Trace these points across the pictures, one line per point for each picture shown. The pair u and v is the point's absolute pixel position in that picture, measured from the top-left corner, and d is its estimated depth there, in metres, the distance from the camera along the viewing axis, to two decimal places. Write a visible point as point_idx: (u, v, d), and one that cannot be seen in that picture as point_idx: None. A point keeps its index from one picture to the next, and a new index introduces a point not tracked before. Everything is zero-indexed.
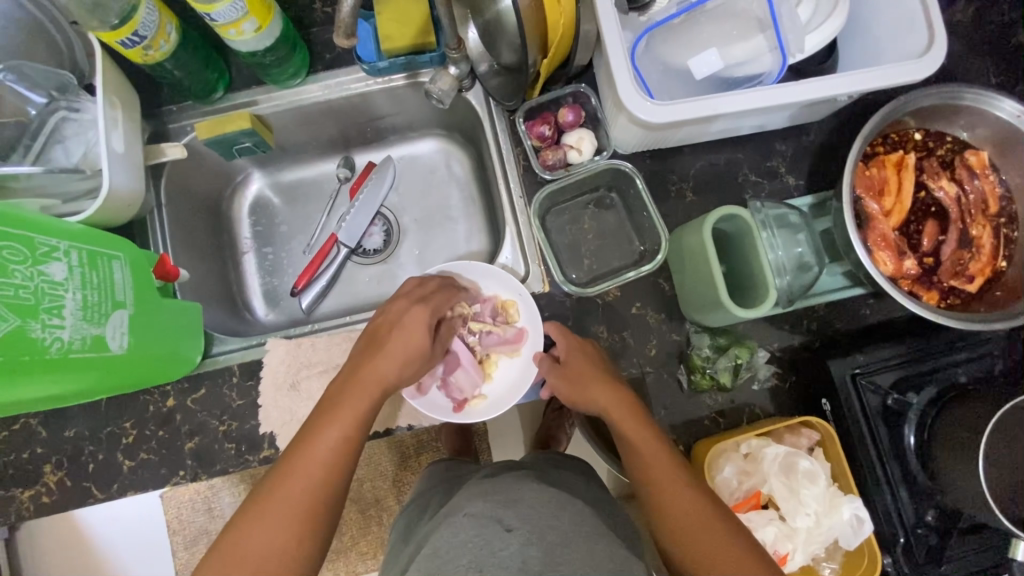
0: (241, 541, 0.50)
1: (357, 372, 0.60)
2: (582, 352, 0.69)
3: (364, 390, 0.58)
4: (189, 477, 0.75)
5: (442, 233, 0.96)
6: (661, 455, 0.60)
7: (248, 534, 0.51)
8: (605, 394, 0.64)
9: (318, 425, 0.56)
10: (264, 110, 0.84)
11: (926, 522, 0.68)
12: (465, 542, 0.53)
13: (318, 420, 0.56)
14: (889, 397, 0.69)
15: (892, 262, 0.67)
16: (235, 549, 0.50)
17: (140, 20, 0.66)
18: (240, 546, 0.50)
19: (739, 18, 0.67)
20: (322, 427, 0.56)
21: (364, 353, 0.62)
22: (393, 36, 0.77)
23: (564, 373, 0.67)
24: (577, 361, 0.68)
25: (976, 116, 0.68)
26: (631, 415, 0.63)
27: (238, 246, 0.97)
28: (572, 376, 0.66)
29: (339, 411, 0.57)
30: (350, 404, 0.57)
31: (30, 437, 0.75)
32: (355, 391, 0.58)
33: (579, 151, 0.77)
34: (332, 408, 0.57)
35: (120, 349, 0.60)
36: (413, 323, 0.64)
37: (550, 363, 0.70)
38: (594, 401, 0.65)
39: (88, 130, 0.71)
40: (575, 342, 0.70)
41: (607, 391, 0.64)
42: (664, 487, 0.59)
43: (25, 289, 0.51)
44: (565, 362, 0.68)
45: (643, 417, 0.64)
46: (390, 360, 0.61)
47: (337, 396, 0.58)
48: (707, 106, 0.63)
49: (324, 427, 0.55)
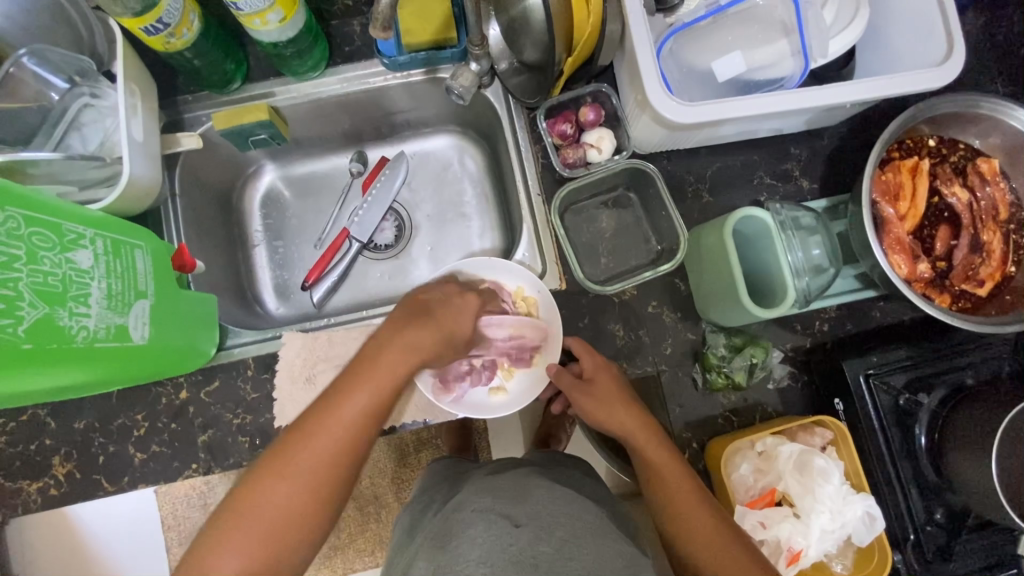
0: (263, 492, 0.49)
1: (397, 334, 0.57)
2: (608, 373, 0.69)
3: (398, 356, 0.55)
4: (201, 470, 0.74)
5: (455, 228, 0.96)
6: (682, 485, 0.61)
7: (270, 486, 0.49)
8: (629, 417, 0.65)
9: (350, 381, 0.54)
10: (281, 101, 0.84)
11: (935, 520, 0.69)
12: (476, 537, 0.53)
13: (345, 382, 0.53)
14: (901, 397, 0.71)
15: (906, 265, 0.70)
16: (257, 492, 0.49)
17: (165, 7, 0.65)
18: (256, 495, 0.49)
19: (764, 23, 0.69)
20: (353, 388, 0.53)
21: (409, 314, 0.60)
22: (414, 31, 0.77)
23: (590, 391, 0.68)
24: (603, 381, 0.68)
25: (989, 124, 0.70)
26: (655, 439, 0.64)
27: (248, 238, 0.96)
28: (598, 393, 0.67)
29: (375, 369, 0.54)
30: (383, 370, 0.54)
31: (39, 428, 0.74)
32: (393, 355, 0.55)
33: (600, 149, 0.78)
34: (368, 362, 0.55)
35: (142, 339, 0.60)
36: (464, 308, 0.65)
37: (571, 378, 0.70)
38: (617, 424, 0.65)
39: (107, 117, 0.70)
40: (598, 361, 0.71)
41: (631, 414, 0.65)
42: (684, 515, 0.59)
43: (54, 275, 0.51)
44: (590, 380, 0.69)
45: (665, 440, 0.64)
46: (436, 331, 0.59)
47: (374, 353, 0.56)
48: (733, 107, 0.64)
49: (358, 387, 0.53)
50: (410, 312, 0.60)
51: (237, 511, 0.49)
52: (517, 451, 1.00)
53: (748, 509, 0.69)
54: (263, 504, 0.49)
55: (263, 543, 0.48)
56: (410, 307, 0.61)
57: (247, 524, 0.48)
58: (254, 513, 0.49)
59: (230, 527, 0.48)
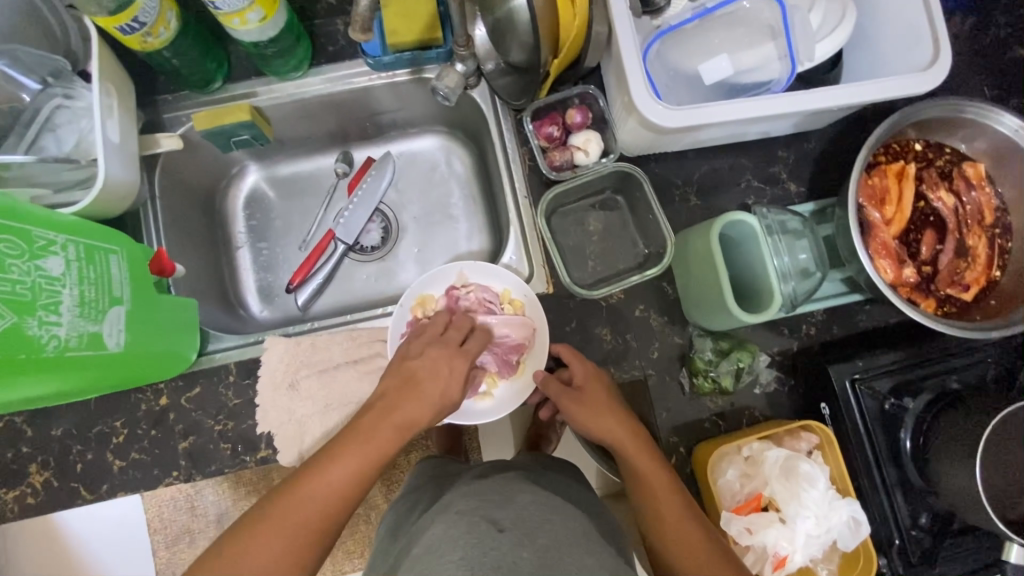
0: (235, 559, 0.47)
1: (388, 407, 0.56)
2: (597, 380, 0.69)
3: (387, 428, 0.54)
4: (182, 477, 0.73)
5: (442, 230, 0.95)
6: (670, 494, 0.61)
7: (243, 554, 0.47)
8: (616, 426, 0.65)
9: (336, 451, 0.52)
10: (263, 102, 0.83)
11: (920, 524, 0.69)
12: (454, 542, 0.52)
13: (331, 451, 0.52)
14: (887, 402, 0.71)
15: (891, 270, 0.70)
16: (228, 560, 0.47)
17: (141, 6, 0.64)
18: (227, 565, 0.47)
19: (751, 25, 0.68)
20: (338, 459, 0.52)
21: (398, 388, 0.58)
22: (399, 31, 0.76)
23: (579, 399, 0.67)
24: (592, 389, 0.68)
25: (975, 129, 0.70)
26: (644, 450, 0.64)
27: (232, 240, 0.94)
28: (587, 401, 0.67)
29: (363, 441, 0.53)
30: (372, 444, 0.53)
31: (15, 435, 0.73)
32: (384, 431, 0.54)
33: (586, 152, 0.77)
34: (358, 433, 0.53)
35: (118, 346, 0.58)
36: (453, 373, 0.60)
37: (560, 386, 0.70)
38: (605, 433, 0.65)
39: (82, 117, 0.68)
40: (589, 366, 0.70)
41: (619, 422, 0.65)
42: (669, 525, 0.59)
43: (22, 284, 0.49)
44: (580, 388, 0.69)
45: (652, 449, 0.64)
46: (426, 406, 0.57)
47: (363, 426, 0.54)
48: (720, 111, 0.64)
49: (343, 459, 0.52)
50: (399, 384, 0.58)
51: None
52: (507, 453, 0.98)
53: (734, 514, 0.68)
54: (239, 567, 0.47)
55: None
56: (398, 375, 0.59)
57: None
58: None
59: None
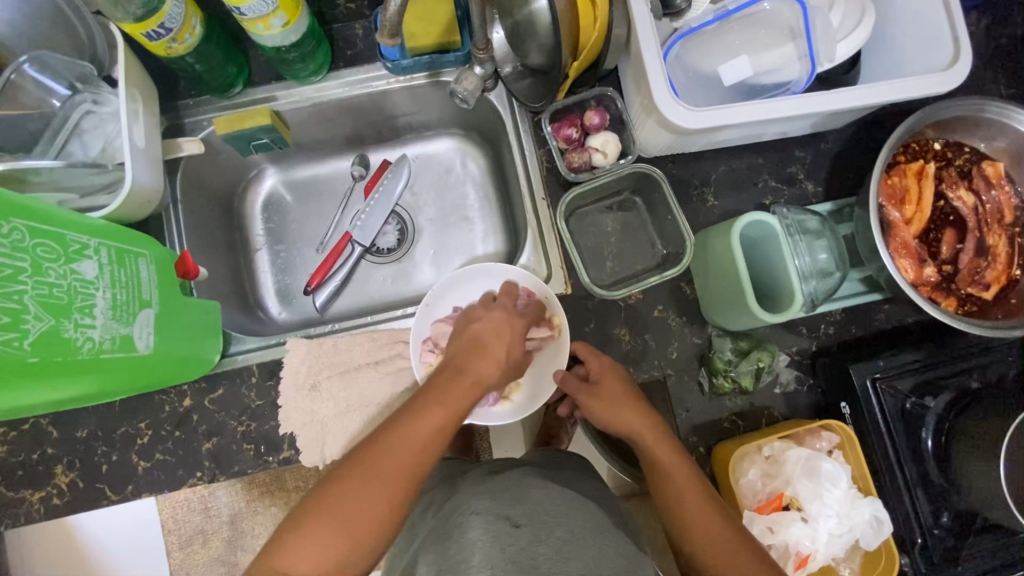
0: (334, 502, 0.51)
1: (460, 365, 0.61)
2: (614, 374, 0.70)
3: (465, 384, 0.59)
4: (206, 478, 0.74)
5: (458, 232, 0.96)
6: (691, 484, 0.61)
7: (341, 498, 0.51)
8: (636, 416, 0.66)
9: (422, 403, 0.56)
10: (283, 106, 0.83)
11: (942, 523, 0.69)
12: (476, 539, 0.53)
13: (412, 406, 0.56)
14: (907, 401, 0.71)
15: (912, 269, 0.70)
16: (332, 502, 0.51)
17: (167, 12, 0.65)
18: (329, 508, 0.50)
19: (771, 27, 0.69)
20: (423, 410, 0.55)
21: (469, 348, 0.63)
22: (418, 35, 0.76)
23: (597, 393, 0.68)
24: (610, 382, 0.68)
25: (995, 129, 0.70)
26: (664, 441, 0.64)
27: (251, 242, 0.95)
28: (604, 395, 0.67)
29: (444, 395, 0.57)
30: (451, 397, 0.57)
31: (41, 437, 0.74)
32: (463, 386, 0.59)
33: (604, 154, 0.77)
34: (438, 390, 0.58)
35: (147, 349, 0.59)
36: (513, 330, 0.66)
37: (577, 381, 0.70)
38: (624, 425, 0.66)
39: (108, 122, 0.70)
40: (604, 362, 0.70)
41: (637, 414, 0.66)
42: (693, 517, 0.60)
43: (59, 287, 0.50)
44: (597, 382, 0.69)
45: (672, 440, 0.65)
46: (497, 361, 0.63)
47: (444, 381, 0.59)
48: (740, 112, 0.64)
49: (428, 409, 0.56)
50: (468, 342, 0.64)
51: (310, 522, 0.50)
52: (516, 451, 0.98)
53: (756, 514, 0.68)
54: (341, 509, 0.50)
55: (333, 552, 0.49)
56: (465, 340, 0.65)
57: (317, 534, 0.49)
58: (327, 522, 0.50)
59: (303, 534, 0.49)
